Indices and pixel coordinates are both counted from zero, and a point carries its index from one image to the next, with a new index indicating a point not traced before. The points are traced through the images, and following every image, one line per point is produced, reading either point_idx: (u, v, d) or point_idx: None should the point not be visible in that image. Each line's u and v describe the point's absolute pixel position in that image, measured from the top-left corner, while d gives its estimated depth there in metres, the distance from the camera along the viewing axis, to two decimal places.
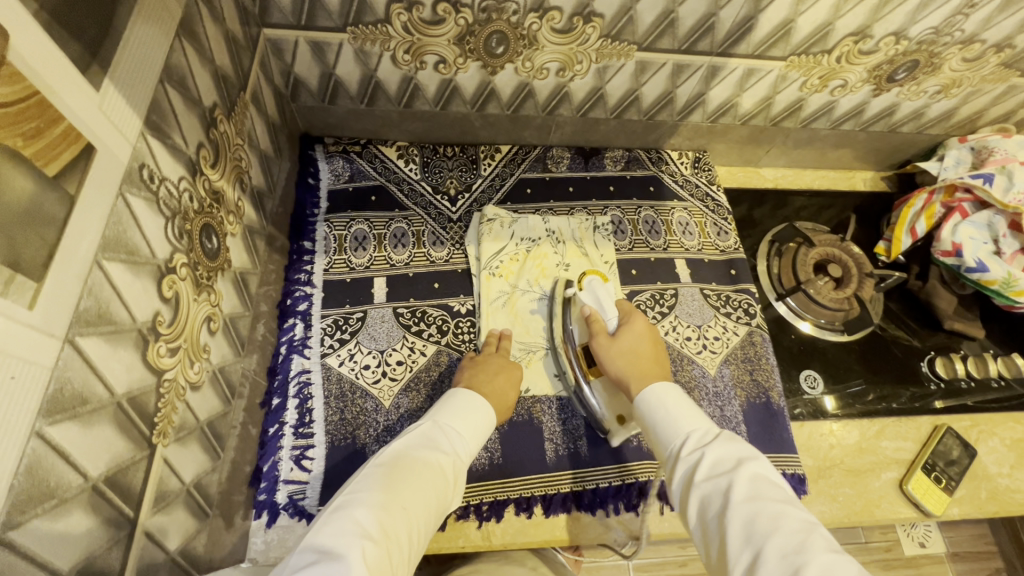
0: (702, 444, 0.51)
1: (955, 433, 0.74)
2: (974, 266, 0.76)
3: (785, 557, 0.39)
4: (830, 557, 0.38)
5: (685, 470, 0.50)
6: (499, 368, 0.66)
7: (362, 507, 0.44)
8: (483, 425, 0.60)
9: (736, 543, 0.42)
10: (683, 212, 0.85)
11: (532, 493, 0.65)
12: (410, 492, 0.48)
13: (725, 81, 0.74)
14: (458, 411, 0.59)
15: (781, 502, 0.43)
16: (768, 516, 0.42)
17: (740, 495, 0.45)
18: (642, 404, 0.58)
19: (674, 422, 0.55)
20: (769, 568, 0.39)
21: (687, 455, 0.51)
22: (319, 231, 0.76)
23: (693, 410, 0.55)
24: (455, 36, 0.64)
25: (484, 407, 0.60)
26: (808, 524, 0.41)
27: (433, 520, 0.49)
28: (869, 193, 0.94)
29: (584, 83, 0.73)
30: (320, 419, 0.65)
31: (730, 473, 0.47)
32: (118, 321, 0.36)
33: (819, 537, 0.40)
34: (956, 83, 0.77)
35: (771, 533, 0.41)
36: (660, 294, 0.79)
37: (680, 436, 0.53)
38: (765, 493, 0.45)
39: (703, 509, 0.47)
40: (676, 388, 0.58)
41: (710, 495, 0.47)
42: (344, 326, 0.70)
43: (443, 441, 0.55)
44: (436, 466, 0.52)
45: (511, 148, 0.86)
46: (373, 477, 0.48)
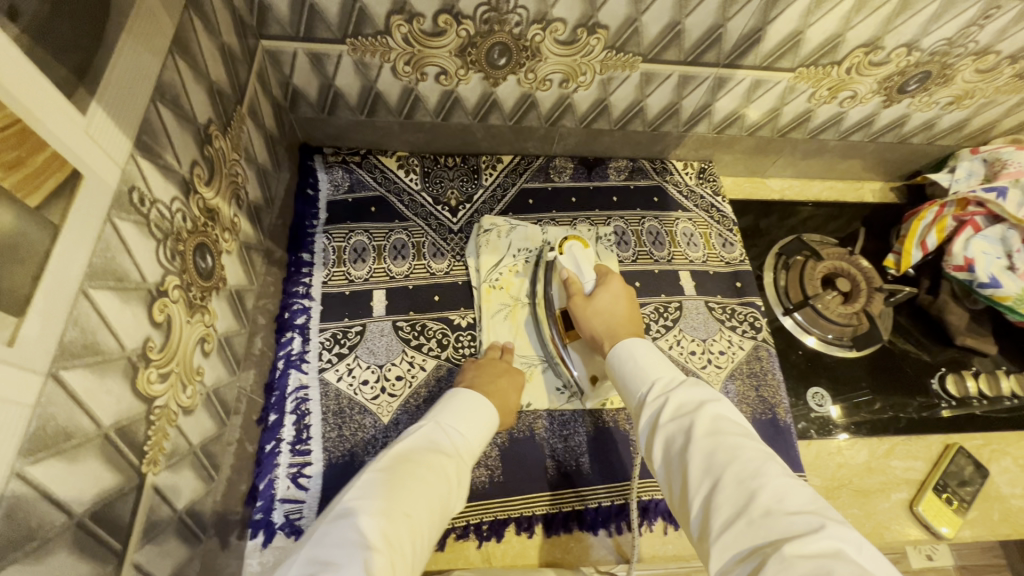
0: (667, 389, 0.51)
1: (967, 452, 0.73)
2: (987, 282, 0.74)
3: (743, 485, 0.40)
4: (783, 481, 0.40)
5: (651, 413, 0.50)
6: (502, 370, 0.65)
7: (364, 514, 0.43)
8: (485, 427, 0.59)
9: (697, 477, 0.43)
10: (688, 224, 0.84)
11: (532, 512, 0.63)
12: (412, 495, 0.47)
13: (732, 92, 0.73)
14: (459, 412, 0.58)
15: (740, 436, 0.44)
16: (727, 446, 0.43)
17: (700, 429, 0.45)
18: (615, 359, 0.58)
19: (641, 370, 0.55)
20: (727, 496, 0.40)
21: (652, 400, 0.51)
22: (318, 243, 0.75)
23: (658, 360, 0.55)
24: (457, 47, 0.63)
25: (489, 408, 0.60)
26: (765, 453, 0.43)
27: (437, 524, 0.48)
28: (877, 205, 0.93)
29: (588, 94, 0.72)
30: (318, 436, 0.64)
31: (693, 413, 0.47)
32: (105, 351, 0.35)
33: (774, 464, 0.41)
34: (968, 94, 0.75)
35: (730, 463, 0.41)
36: (663, 306, 0.77)
37: (647, 384, 0.53)
38: (726, 426, 0.45)
39: (666, 449, 0.47)
40: (644, 342, 0.58)
41: (673, 433, 0.47)
42: (343, 340, 0.69)
43: (445, 443, 0.54)
44: (439, 469, 0.51)
45: (513, 158, 0.85)
46: (374, 481, 0.47)
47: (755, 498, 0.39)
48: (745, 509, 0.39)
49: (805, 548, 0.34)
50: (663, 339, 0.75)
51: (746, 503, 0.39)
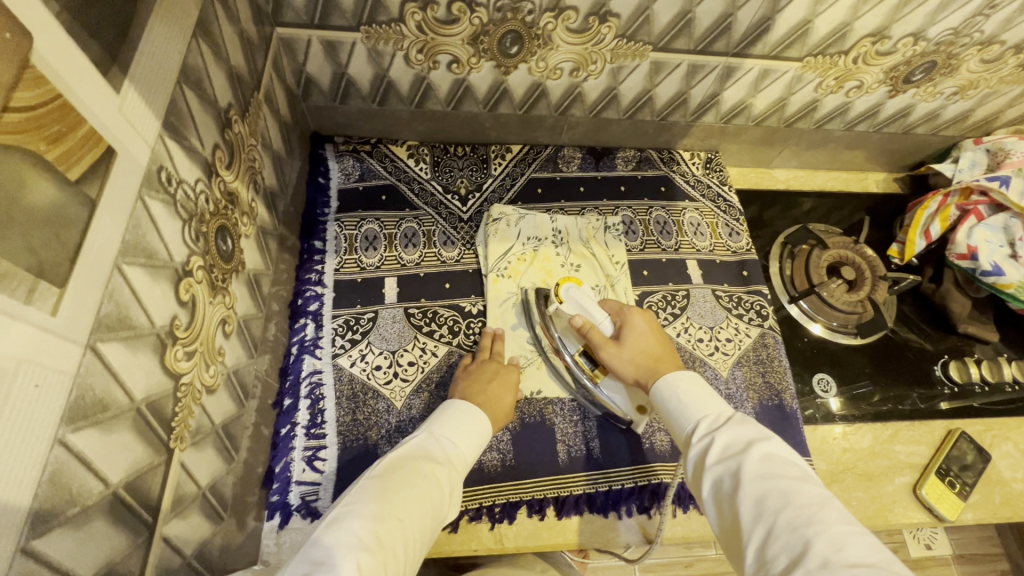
0: (712, 428, 0.51)
1: (969, 437, 0.74)
2: (989, 270, 0.75)
3: (796, 532, 0.39)
4: (843, 532, 0.39)
5: (698, 452, 0.50)
6: (492, 374, 0.66)
7: (356, 518, 0.44)
8: (477, 433, 0.59)
9: (749, 523, 0.43)
10: (694, 213, 0.85)
11: (544, 495, 0.64)
12: (406, 503, 0.47)
13: (740, 82, 0.73)
14: (453, 422, 0.59)
15: (791, 480, 0.44)
16: (779, 493, 0.42)
17: (750, 473, 0.45)
18: (657, 395, 0.58)
19: (684, 407, 0.55)
20: (783, 546, 0.40)
21: (697, 439, 0.51)
22: (330, 231, 0.75)
23: (703, 393, 0.55)
24: (469, 35, 0.63)
25: (477, 413, 0.60)
26: (821, 499, 0.42)
27: (428, 530, 0.49)
28: (881, 195, 0.94)
29: (598, 83, 0.73)
30: (332, 419, 0.65)
31: (740, 455, 0.47)
32: (137, 326, 0.35)
33: (832, 512, 0.41)
34: (973, 84, 0.76)
35: (782, 510, 0.41)
36: (671, 294, 0.78)
37: (692, 421, 0.53)
38: (776, 471, 0.45)
39: (716, 491, 0.47)
40: (693, 376, 0.58)
41: (721, 476, 0.47)
42: (356, 327, 0.70)
43: (437, 451, 0.55)
44: (430, 473, 0.52)
45: (521, 148, 0.85)
46: (371, 487, 0.48)
47: (812, 549, 0.38)
48: (802, 560, 0.38)
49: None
50: (671, 326, 0.76)
51: (803, 553, 0.38)
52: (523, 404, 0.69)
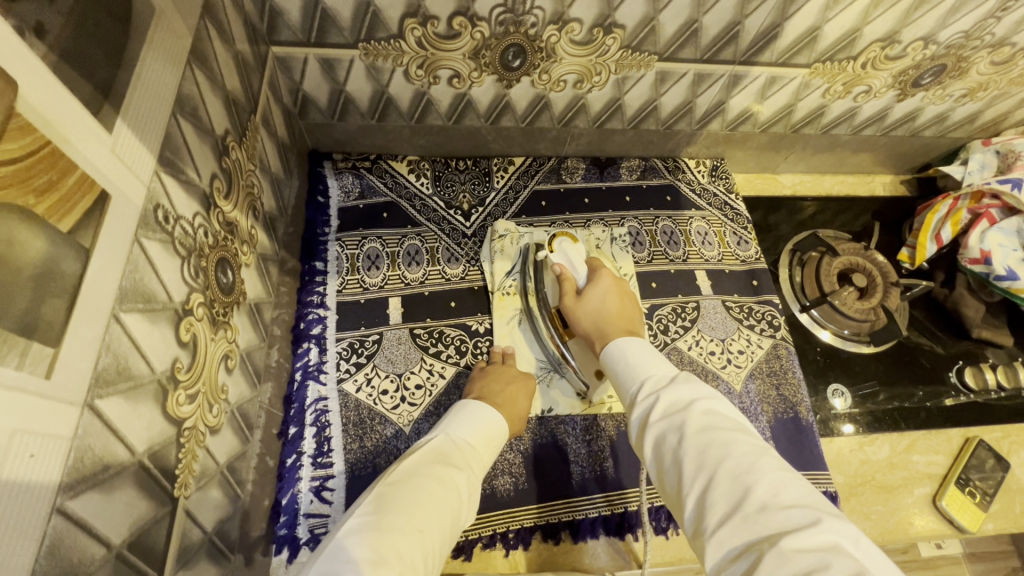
0: (656, 387, 0.50)
1: (987, 446, 0.73)
2: (1003, 275, 0.74)
3: (736, 478, 0.39)
4: (776, 476, 0.40)
5: (641, 411, 0.49)
6: (512, 377, 0.65)
7: (367, 530, 0.43)
8: (494, 440, 0.58)
9: (690, 473, 0.42)
10: (701, 222, 0.83)
11: (559, 518, 0.63)
12: (421, 510, 0.46)
13: (747, 89, 0.72)
14: (469, 426, 0.57)
15: (732, 429, 0.43)
16: (719, 442, 0.42)
17: (693, 425, 0.44)
18: (608, 356, 0.57)
19: (631, 367, 0.54)
20: (723, 492, 0.39)
21: (642, 399, 0.50)
22: (331, 251, 0.74)
23: (648, 355, 0.55)
24: (471, 50, 0.62)
25: (497, 417, 0.59)
26: (757, 447, 0.42)
27: (448, 539, 0.47)
28: (888, 199, 0.92)
29: (602, 94, 0.71)
30: (339, 448, 0.63)
31: (684, 410, 0.46)
32: (137, 376, 0.34)
33: (766, 458, 0.41)
34: (982, 86, 0.74)
35: (723, 457, 0.41)
36: (681, 307, 0.77)
37: (637, 381, 0.52)
38: (717, 422, 0.44)
39: (658, 446, 0.45)
40: (637, 339, 0.57)
41: (664, 431, 0.45)
42: (361, 349, 0.68)
43: (454, 454, 0.53)
44: (446, 478, 0.50)
45: (524, 159, 0.84)
46: (382, 497, 0.46)
47: (752, 494, 0.38)
48: (742, 505, 0.38)
49: (801, 542, 0.34)
50: (681, 340, 0.75)
51: (741, 499, 0.38)
52: (534, 424, 0.67)
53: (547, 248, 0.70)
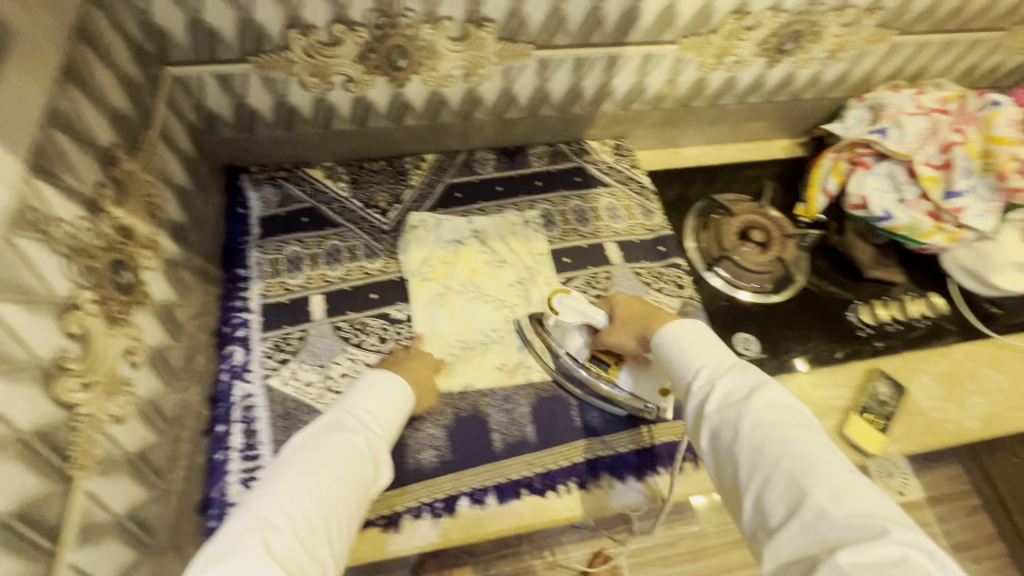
0: (713, 377, 0.54)
1: (886, 374, 0.79)
2: (881, 216, 0.80)
3: (792, 481, 0.44)
4: (841, 484, 0.43)
5: (699, 400, 0.53)
6: (406, 358, 0.70)
7: (267, 498, 0.48)
8: (400, 398, 0.62)
9: (745, 472, 0.47)
10: (610, 198, 0.89)
11: (484, 483, 0.66)
12: (316, 476, 0.50)
13: (626, 69, 0.77)
14: (366, 394, 0.60)
15: (792, 429, 0.47)
16: (775, 441, 0.46)
17: (750, 423, 0.48)
18: (659, 343, 0.61)
19: (686, 356, 0.57)
20: (780, 495, 0.44)
21: (699, 388, 0.54)
22: (252, 258, 0.77)
23: (705, 343, 0.57)
24: (356, 54, 0.67)
25: (391, 382, 0.63)
26: (822, 450, 0.46)
27: (352, 498, 0.52)
28: (786, 161, 0.99)
29: (492, 86, 0.76)
30: (267, 440, 0.66)
31: (741, 405, 0.50)
32: (13, 359, 0.37)
33: (829, 462, 0.45)
34: (842, 47, 0.81)
35: (778, 460, 0.45)
36: (593, 277, 0.82)
37: (692, 370, 0.56)
38: (776, 420, 0.48)
39: (713, 438, 0.50)
40: (699, 326, 0.60)
41: (718, 425, 0.50)
42: (285, 346, 0.72)
43: (350, 422, 0.57)
44: (355, 444, 0.55)
45: (436, 156, 0.88)
46: (282, 468, 0.51)
47: (808, 499, 0.42)
48: (799, 508, 0.42)
49: (861, 556, 0.38)
50: None
51: (799, 500, 0.43)
52: (456, 399, 0.70)
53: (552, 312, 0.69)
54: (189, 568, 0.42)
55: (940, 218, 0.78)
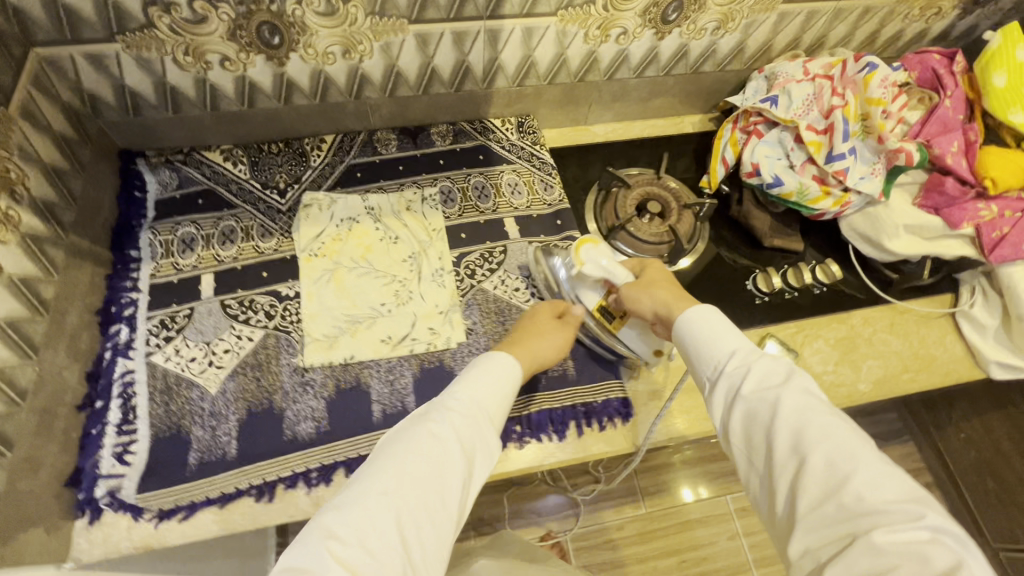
0: (747, 361, 0.54)
1: (779, 340, 0.79)
2: (772, 182, 0.80)
3: (832, 467, 0.45)
4: (877, 470, 0.44)
5: (733, 383, 0.53)
6: (544, 327, 0.71)
7: (351, 506, 0.47)
8: (496, 390, 0.61)
9: (784, 455, 0.48)
10: (512, 174, 0.89)
11: (359, 453, 0.67)
12: (397, 479, 0.49)
13: (510, 43, 0.78)
14: (462, 386, 0.60)
15: (829, 415, 0.48)
16: (818, 428, 0.47)
17: (791, 408, 0.49)
18: (681, 327, 0.61)
19: (716, 337, 0.57)
20: (818, 479, 0.45)
21: (732, 371, 0.54)
22: (144, 239, 0.78)
23: (724, 328, 0.58)
24: (225, 31, 0.67)
25: (507, 366, 0.63)
26: (858, 437, 0.47)
27: (443, 498, 0.51)
28: (696, 135, 0.99)
29: (375, 63, 0.77)
30: (144, 414, 0.66)
31: (778, 389, 0.51)
32: None
33: (870, 450, 0.45)
34: (729, 16, 0.82)
35: (819, 446, 0.46)
36: (488, 252, 0.82)
37: (725, 353, 0.56)
38: (815, 406, 0.49)
39: (748, 419, 0.51)
40: (712, 311, 0.60)
41: (755, 407, 0.51)
42: (171, 324, 0.73)
43: (437, 415, 0.56)
44: (439, 437, 0.54)
45: (336, 137, 0.89)
46: (368, 467, 0.51)
47: (848, 483, 0.43)
48: (837, 493, 0.44)
49: (895, 536, 0.40)
50: (488, 281, 0.80)
51: (837, 486, 0.44)
52: (339, 371, 0.71)
53: (576, 261, 0.72)
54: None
55: (826, 183, 0.79)
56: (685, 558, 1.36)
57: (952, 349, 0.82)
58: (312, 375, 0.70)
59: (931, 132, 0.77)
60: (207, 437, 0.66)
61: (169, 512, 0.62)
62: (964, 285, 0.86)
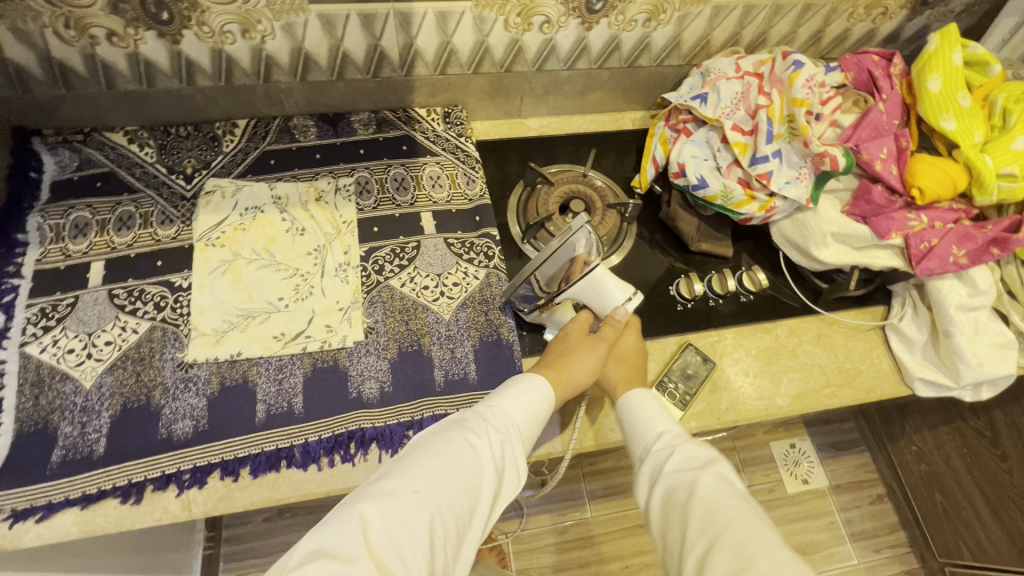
0: (673, 444, 0.58)
1: (696, 349, 0.76)
2: (697, 184, 0.77)
3: (740, 547, 0.45)
4: (779, 558, 0.44)
5: (659, 460, 0.57)
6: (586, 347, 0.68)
7: (386, 500, 0.47)
8: (538, 409, 0.61)
9: (696, 532, 0.49)
10: (435, 167, 0.85)
11: (236, 455, 0.63)
12: (431, 483, 0.49)
13: (424, 28, 0.74)
14: (512, 401, 0.59)
15: (742, 501, 0.50)
16: (729, 509, 0.49)
17: (707, 486, 0.52)
18: (624, 404, 0.65)
19: (651, 419, 0.62)
20: (724, 557, 0.45)
21: (660, 449, 0.58)
22: (32, 223, 0.74)
23: (656, 414, 0.62)
24: (106, 4, 0.64)
25: (543, 391, 0.62)
26: (766, 525, 0.48)
27: (469, 515, 0.51)
28: (635, 133, 0.96)
29: (280, 44, 0.73)
30: (11, 407, 0.63)
31: (697, 471, 0.54)
32: None
33: (774, 540, 0.46)
34: (659, 8, 0.78)
35: (729, 525, 0.47)
36: (399, 247, 0.78)
37: (655, 433, 0.60)
38: (728, 489, 0.51)
39: (669, 495, 0.54)
40: (649, 394, 0.64)
41: (676, 483, 0.54)
42: (51, 313, 0.69)
43: (482, 425, 0.56)
44: (475, 447, 0.54)
45: (250, 122, 0.85)
46: (399, 466, 0.51)
47: (755, 564, 0.43)
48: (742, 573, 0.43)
49: None
50: (395, 278, 0.76)
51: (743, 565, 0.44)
52: (225, 367, 0.68)
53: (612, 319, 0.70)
54: (286, 558, 0.42)
55: (751, 187, 0.76)
56: (627, 563, 1.29)
57: (879, 365, 0.79)
58: (196, 371, 0.67)
59: (863, 136, 0.73)
60: (75, 434, 0.62)
61: (24, 513, 0.59)
62: (896, 297, 0.83)
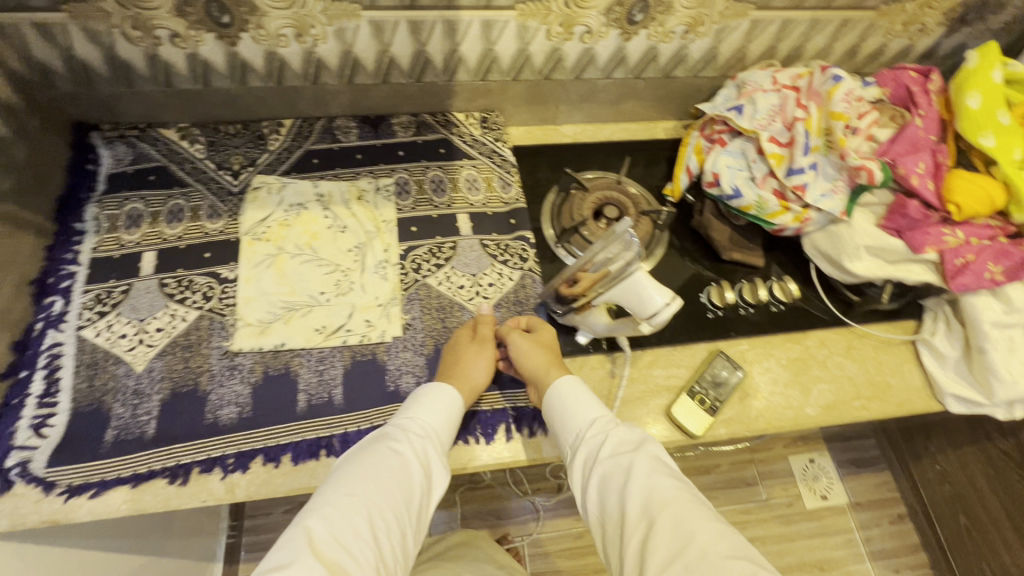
0: (606, 429, 0.61)
1: (726, 356, 0.77)
2: (731, 194, 0.78)
3: (678, 525, 0.50)
4: (711, 530, 0.49)
5: (593, 447, 0.60)
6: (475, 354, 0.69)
7: (326, 510, 0.51)
8: (453, 412, 0.65)
9: (636, 515, 0.52)
10: (471, 170, 0.87)
11: (279, 442, 0.65)
12: (365, 489, 0.54)
13: (469, 35, 0.77)
14: (428, 407, 0.63)
15: (673, 479, 0.55)
16: (664, 489, 0.53)
17: (643, 467, 0.56)
18: (553, 395, 0.65)
19: (580, 406, 0.64)
20: (665, 538, 0.49)
21: (593, 436, 0.61)
22: (89, 212, 0.77)
23: (585, 401, 0.65)
24: (172, 7, 0.68)
25: (449, 396, 0.65)
26: (700, 502, 0.53)
27: (405, 513, 0.55)
28: (667, 142, 0.97)
29: (330, 48, 0.76)
30: (68, 387, 0.66)
31: (632, 453, 0.58)
32: None
33: (708, 513, 0.51)
34: (698, 21, 0.79)
35: (665, 506, 0.51)
36: (437, 247, 0.80)
37: (587, 420, 0.63)
38: (661, 469, 0.56)
39: (607, 479, 0.57)
40: (575, 381, 0.66)
41: (613, 467, 0.57)
42: (106, 299, 0.72)
43: (401, 433, 0.60)
44: (398, 453, 0.58)
45: (296, 122, 0.88)
46: (336, 479, 0.55)
47: (694, 539, 0.48)
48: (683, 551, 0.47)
49: None
50: (432, 277, 0.78)
51: (683, 542, 0.48)
52: (269, 357, 0.70)
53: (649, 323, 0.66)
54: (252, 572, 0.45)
55: (786, 198, 0.77)
56: None
57: (910, 380, 0.79)
58: (242, 359, 0.70)
59: (899, 151, 0.73)
60: (127, 415, 0.65)
61: (79, 489, 0.61)
62: (928, 312, 0.83)
